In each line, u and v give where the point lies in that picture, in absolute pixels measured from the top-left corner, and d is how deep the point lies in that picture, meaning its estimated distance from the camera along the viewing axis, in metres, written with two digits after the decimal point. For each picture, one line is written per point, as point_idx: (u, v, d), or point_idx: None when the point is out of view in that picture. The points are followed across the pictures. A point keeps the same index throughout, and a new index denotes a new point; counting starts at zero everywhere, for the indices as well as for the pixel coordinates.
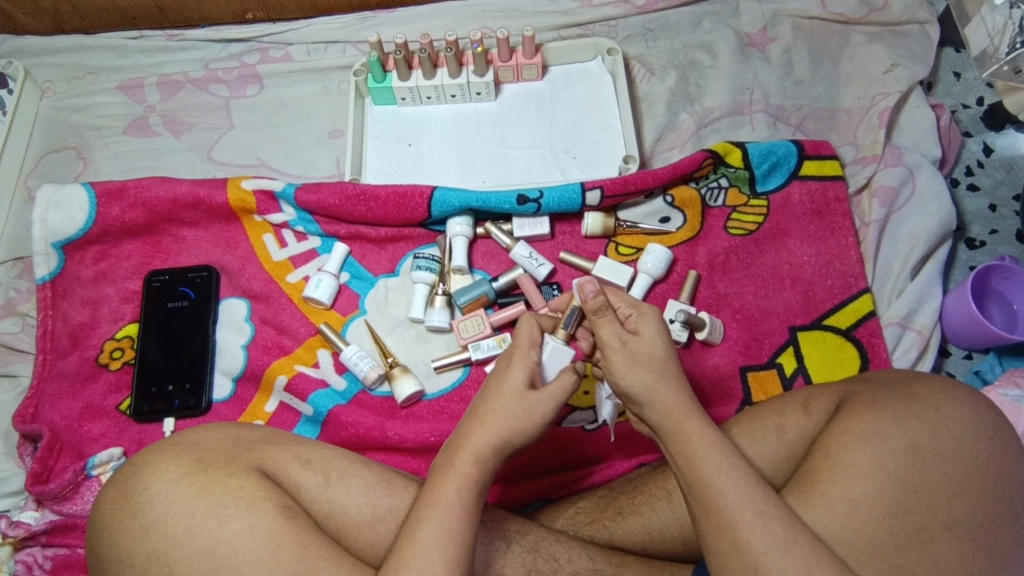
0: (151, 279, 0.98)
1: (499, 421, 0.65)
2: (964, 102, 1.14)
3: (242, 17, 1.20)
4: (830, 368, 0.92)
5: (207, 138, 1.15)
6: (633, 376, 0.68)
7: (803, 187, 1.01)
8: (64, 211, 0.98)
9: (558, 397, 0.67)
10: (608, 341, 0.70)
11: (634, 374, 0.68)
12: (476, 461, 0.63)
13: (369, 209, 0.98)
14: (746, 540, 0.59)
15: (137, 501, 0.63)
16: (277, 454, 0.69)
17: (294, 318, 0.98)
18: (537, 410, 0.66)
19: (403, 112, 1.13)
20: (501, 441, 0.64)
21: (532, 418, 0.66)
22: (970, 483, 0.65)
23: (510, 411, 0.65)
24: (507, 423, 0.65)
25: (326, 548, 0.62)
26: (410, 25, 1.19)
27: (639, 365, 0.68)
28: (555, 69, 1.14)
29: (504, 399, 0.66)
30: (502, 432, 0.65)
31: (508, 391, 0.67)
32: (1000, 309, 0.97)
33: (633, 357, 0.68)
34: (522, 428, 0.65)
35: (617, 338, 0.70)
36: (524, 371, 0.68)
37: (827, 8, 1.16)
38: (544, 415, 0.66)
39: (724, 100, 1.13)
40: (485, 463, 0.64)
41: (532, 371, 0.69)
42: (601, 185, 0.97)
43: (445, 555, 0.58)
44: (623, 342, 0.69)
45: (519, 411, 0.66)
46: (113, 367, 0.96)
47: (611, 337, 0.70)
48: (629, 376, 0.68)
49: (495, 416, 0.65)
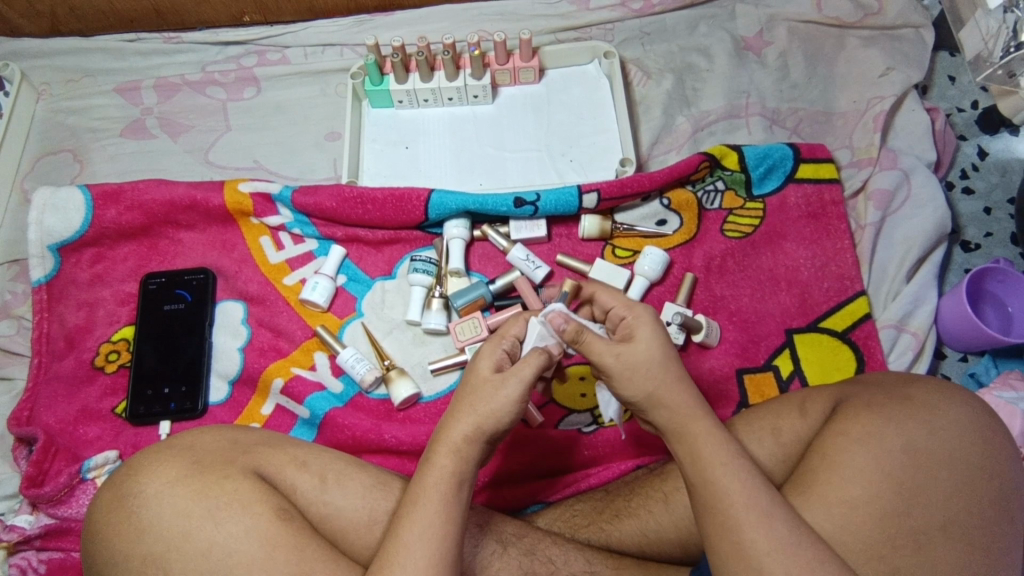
0: (148, 281, 0.98)
1: (472, 409, 0.64)
2: (959, 106, 1.14)
3: (240, 20, 1.21)
4: (826, 370, 0.92)
5: (204, 140, 1.15)
6: (634, 387, 0.66)
7: (799, 190, 1.01)
8: (60, 213, 0.97)
9: (523, 375, 0.65)
10: (601, 359, 0.67)
11: (634, 385, 0.66)
12: (452, 454, 0.63)
13: (367, 211, 0.99)
14: (750, 540, 0.59)
15: (133, 504, 0.63)
16: (274, 456, 0.69)
17: (291, 321, 0.97)
18: (501, 391, 0.65)
19: (400, 115, 1.13)
20: (471, 429, 0.64)
21: (497, 401, 0.64)
22: (966, 485, 0.65)
23: (477, 396, 0.65)
24: (475, 409, 0.64)
25: (322, 551, 0.62)
26: (408, 28, 1.19)
27: (639, 376, 0.66)
28: (552, 72, 1.14)
29: (473, 385, 0.66)
30: (472, 418, 0.64)
31: (479, 378, 0.66)
32: (995, 311, 0.98)
33: (630, 368, 0.66)
34: (488, 413, 0.64)
35: (610, 352, 0.66)
36: (490, 358, 0.68)
37: (823, 12, 1.17)
38: (508, 399, 0.64)
39: (721, 103, 1.13)
40: (461, 454, 0.63)
41: (499, 358, 0.69)
42: (598, 188, 0.98)
43: (432, 551, 0.59)
44: (617, 357, 0.66)
45: (486, 395, 0.65)
46: (109, 370, 0.96)
47: (602, 353, 0.67)
48: (629, 387, 0.66)
49: (466, 404, 0.65)
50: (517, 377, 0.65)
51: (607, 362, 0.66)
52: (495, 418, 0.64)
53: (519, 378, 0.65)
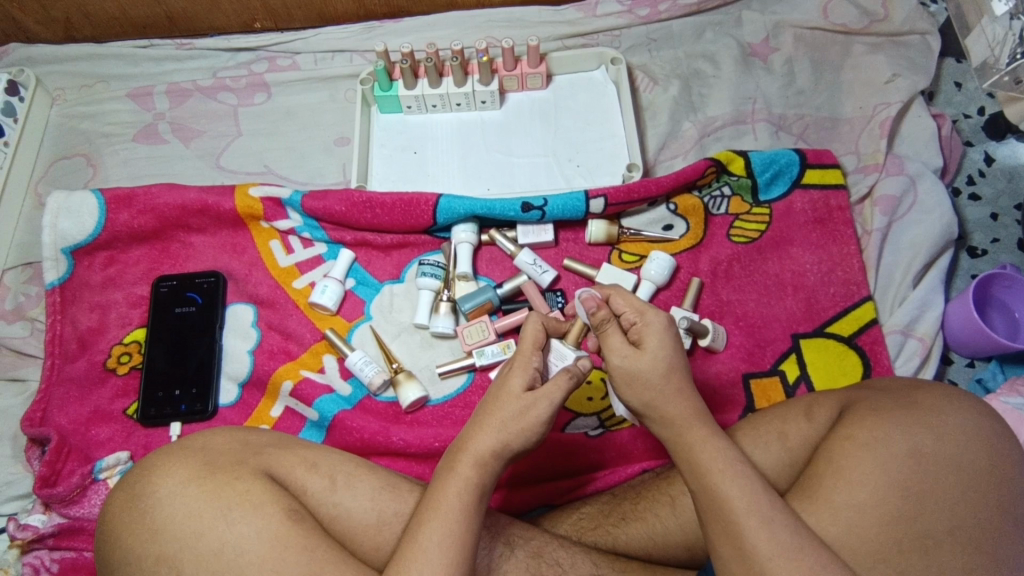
0: (159, 284, 0.99)
1: (500, 420, 0.66)
2: (965, 112, 1.14)
3: (251, 27, 1.22)
4: (832, 375, 0.93)
5: (216, 145, 1.16)
6: (632, 393, 0.68)
7: (806, 196, 1.02)
8: (73, 216, 0.99)
9: (552, 397, 0.66)
10: (610, 357, 0.68)
11: (633, 392, 0.68)
12: (477, 466, 0.64)
13: (376, 216, 1.00)
14: (752, 545, 0.60)
15: (146, 504, 0.64)
16: (284, 458, 0.70)
17: (300, 324, 0.98)
18: (531, 411, 0.66)
19: (409, 120, 1.14)
20: (497, 444, 0.65)
21: (527, 420, 0.65)
22: (972, 490, 0.65)
23: (506, 415, 0.66)
24: (505, 425, 0.65)
25: (332, 552, 0.63)
26: (416, 34, 1.20)
27: (638, 385, 0.67)
28: (559, 78, 1.16)
29: (502, 403, 0.67)
30: (501, 434, 0.65)
31: (506, 395, 0.67)
32: (1002, 317, 0.98)
33: (630, 376, 0.67)
34: (518, 432, 0.65)
35: (620, 352, 0.68)
36: (522, 377, 0.68)
37: (829, 19, 1.17)
38: (538, 418, 0.66)
39: (727, 109, 1.14)
40: (484, 466, 0.64)
41: (531, 377, 0.68)
42: (605, 194, 0.98)
43: (446, 556, 0.59)
44: (623, 360, 0.68)
45: (516, 414, 0.66)
46: (121, 372, 0.97)
47: (614, 351, 0.68)
48: (628, 393, 0.68)
49: (493, 421, 0.66)
50: (548, 399, 0.66)
51: (614, 361, 0.68)
52: (524, 434, 0.65)
53: (548, 401, 0.66)
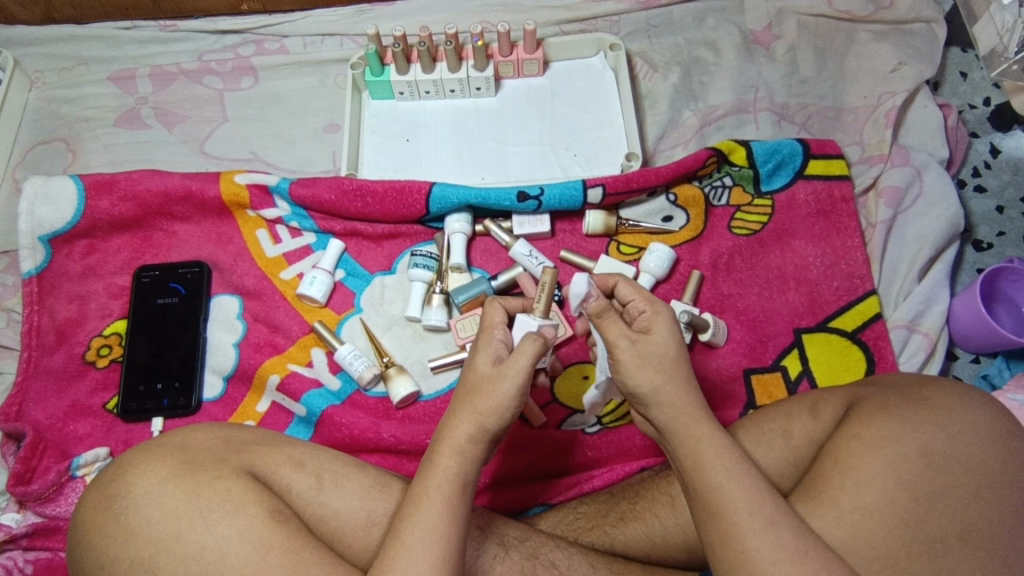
0: (141, 274, 0.96)
1: (473, 406, 0.63)
2: (970, 103, 1.12)
3: (238, 9, 1.18)
4: (835, 371, 0.90)
5: (201, 131, 1.12)
6: (641, 377, 0.64)
7: (808, 186, 0.99)
8: (51, 203, 0.95)
9: (517, 366, 0.63)
10: (615, 344, 0.66)
11: (641, 375, 0.64)
12: (468, 463, 0.61)
13: (366, 205, 0.96)
14: (754, 549, 0.57)
15: (120, 504, 0.61)
16: (268, 455, 0.66)
17: (288, 316, 0.95)
18: (498, 387, 0.62)
19: (401, 107, 1.10)
20: (487, 438, 0.62)
21: (496, 399, 0.62)
22: (984, 492, 0.63)
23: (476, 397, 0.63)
24: (476, 409, 0.62)
25: (318, 554, 0.60)
26: (409, 19, 1.17)
27: (649, 366, 0.64)
28: (556, 65, 1.12)
29: (474, 385, 0.64)
30: (475, 419, 0.62)
31: (473, 376, 0.65)
32: (1008, 312, 0.95)
33: (641, 358, 0.65)
34: (496, 417, 0.62)
35: (626, 338, 0.65)
36: (487, 353, 0.66)
37: (833, 6, 1.15)
38: (508, 394, 0.62)
39: (729, 97, 1.11)
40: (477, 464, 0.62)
41: (497, 350, 0.66)
42: (603, 183, 0.95)
43: (436, 553, 0.57)
44: (632, 343, 0.65)
45: (485, 394, 0.63)
46: (101, 365, 0.93)
47: (619, 338, 0.66)
48: (636, 375, 0.64)
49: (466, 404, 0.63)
50: (513, 368, 0.63)
51: (621, 346, 0.65)
52: (496, 414, 0.62)
53: (513, 372, 0.63)
